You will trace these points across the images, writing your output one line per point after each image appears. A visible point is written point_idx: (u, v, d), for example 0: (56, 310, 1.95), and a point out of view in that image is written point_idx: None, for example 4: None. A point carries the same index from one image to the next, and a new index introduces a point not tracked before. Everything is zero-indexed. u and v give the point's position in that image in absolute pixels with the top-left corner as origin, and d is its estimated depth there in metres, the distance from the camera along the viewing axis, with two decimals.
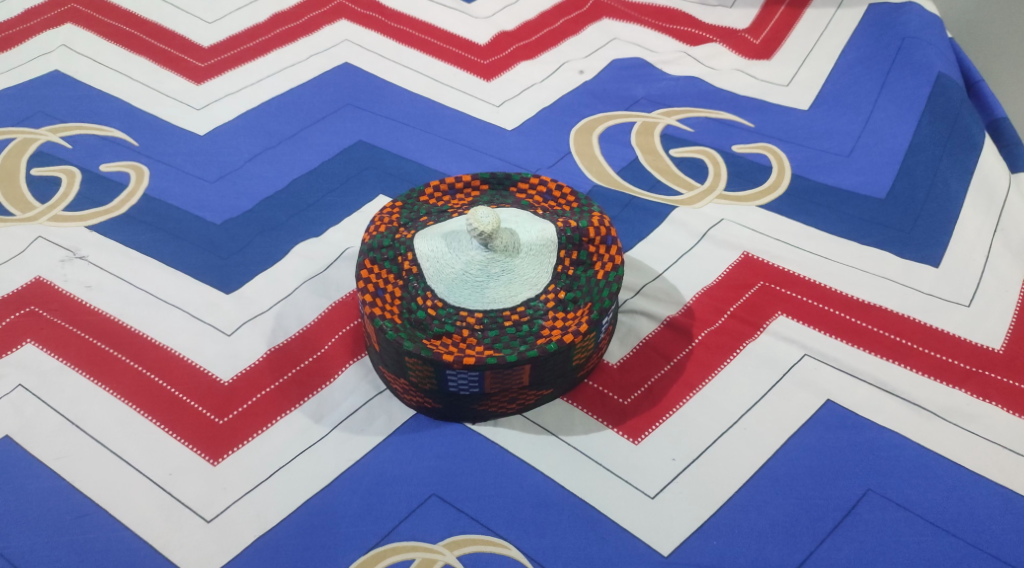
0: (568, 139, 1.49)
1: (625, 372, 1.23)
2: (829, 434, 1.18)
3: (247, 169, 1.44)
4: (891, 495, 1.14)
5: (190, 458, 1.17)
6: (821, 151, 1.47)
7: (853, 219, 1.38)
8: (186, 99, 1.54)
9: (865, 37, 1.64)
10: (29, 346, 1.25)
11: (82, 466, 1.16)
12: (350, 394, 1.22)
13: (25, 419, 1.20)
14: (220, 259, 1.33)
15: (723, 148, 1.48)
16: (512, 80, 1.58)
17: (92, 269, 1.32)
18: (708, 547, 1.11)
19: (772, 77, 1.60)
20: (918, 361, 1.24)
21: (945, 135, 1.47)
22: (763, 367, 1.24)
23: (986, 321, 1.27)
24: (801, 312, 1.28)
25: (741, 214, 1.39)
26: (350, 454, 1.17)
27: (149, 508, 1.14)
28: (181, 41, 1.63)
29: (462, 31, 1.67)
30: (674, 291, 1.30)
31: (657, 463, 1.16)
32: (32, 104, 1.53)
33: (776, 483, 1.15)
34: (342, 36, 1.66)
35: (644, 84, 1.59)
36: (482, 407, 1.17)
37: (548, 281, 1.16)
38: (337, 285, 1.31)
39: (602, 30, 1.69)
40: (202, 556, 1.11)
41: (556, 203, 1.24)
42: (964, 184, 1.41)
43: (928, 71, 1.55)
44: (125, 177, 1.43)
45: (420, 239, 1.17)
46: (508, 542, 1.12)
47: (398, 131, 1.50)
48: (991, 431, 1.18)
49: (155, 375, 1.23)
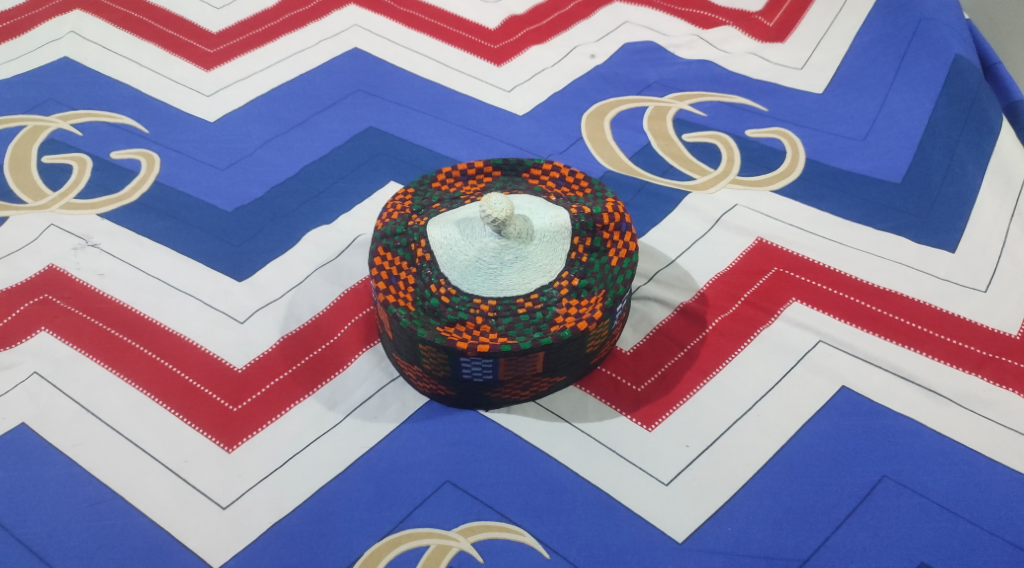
0: (580, 124, 1.48)
1: (639, 359, 1.23)
2: (844, 420, 1.18)
3: (258, 155, 1.44)
4: (907, 482, 1.14)
5: (205, 446, 1.17)
6: (835, 135, 1.46)
7: (869, 203, 1.37)
8: (196, 85, 1.54)
9: (881, 18, 1.62)
10: (43, 334, 1.25)
11: (98, 453, 1.17)
12: (364, 381, 1.22)
13: (41, 406, 1.20)
14: (232, 246, 1.33)
15: (738, 132, 1.47)
16: (523, 65, 1.58)
17: (104, 257, 1.32)
18: (723, 533, 1.11)
19: (786, 60, 1.59)
20: (933, 346, 1.23)
21: (962, 118, 1.46)
22: (777, 353, 1.23)
23: (1003, 305, 1.26)
24: (816, 298, 1.28)
25: (755, 200, 1.38)
26: (363, 441, 1.17)
27: (164, 496, 1.14)
28: (190, 27, 1.62)
29: (473, 16, 1.66)
30: (687, 277, 1.30)
31: (671, 450, 1.16)
32: (41, 92, 1.52)
33: (791, 469, 1.15)
34: (352, 21, 1.65)
35: (656, 68, 1.57)
36: (495, 394, 1.17)
37: (562, 268, 1.16)
38: (349, 272, 1.30)
39: (613, 14, 1.67)
40: (217, 543, 1.11)
41: (570, 188, 1.24)
42: (980, 168, 1.40)
43: (944, 53, 1.53)
44: (137, 164, 1.42)
45: (433, 225, 1.17)
46: (522, 528, 1.12)
47: (409, 117, 1.49)
48: (1008, 417, 1.18)
49: (170, 363, 1.23)
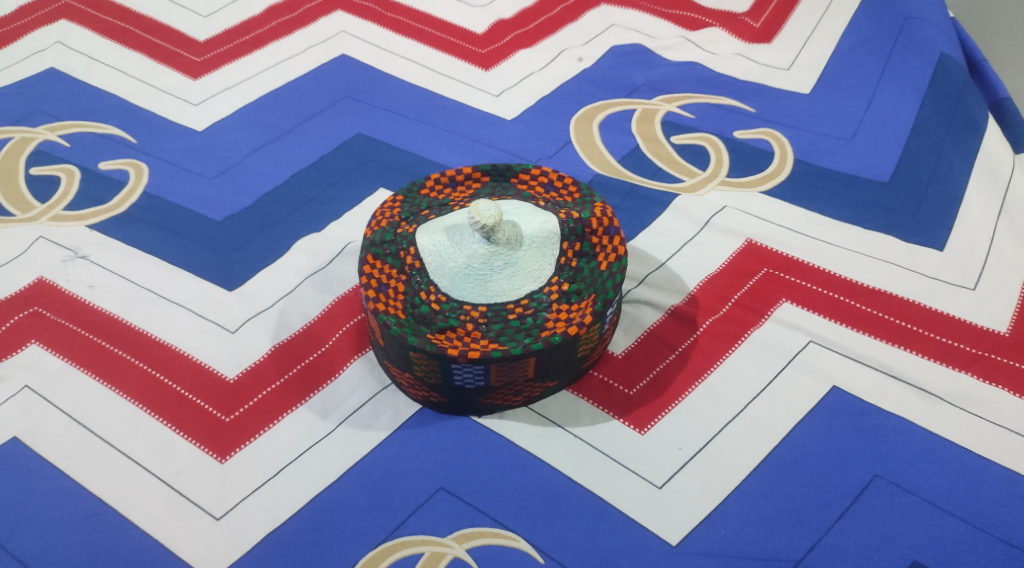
0: (569, 128, 1.48)
1: (630, 363, 1.23)
2: (836, 420, 1.18)
3: (247, 164, 1.44)
4: (899, 481, 1.14)
5: (198, 457, 1.17)
6: (823, 135, 1.46)
7: (857, 203, 1.38)
8: (183, 94, 1.53)
9: (867, 17, 1.62)
10: (34, 347, 1.25)
11: (91, 466, 1.16)
12: (356, 389, 1.22)
13: (33, 420, 1.20)
14: (222, 256, 1.33)
15: (726, 134, 1.47)
16: (511, 69, 1.58)
17: (94, 268, 1.32)
18: (716, 535, 1.11)
19: (773, 60, 1.59)
20: (923, 344, 1.23)
21: (948, 116, 1.46)
22: (768, 354, 1.23)
23: (992, 303, 1.27)
24: (806, 298, 1.28)
25: (744, 201, 1.38)
26: (356, 449, 1.17)
27: (158, 507, 1.14)
28: (177, 35, 1.62)
29: (460, 20, 1.65)
30: (677, 280, 1.30)
31: (664, 453, 1.16)
32: (29, 103, 1.52)
33: (784, 470, 1.15)
34: (339, 27, 1.65)
35: (644, 71, 1.58)
36: (487, 400, 1.17)
37: (552, 273, 1.16)
38: (340, 280, 1.30)
39: (600, 17, 1.68)
40: (212, 554, 1.11)
41: (558, 193, 1.24)
42: (967, 165, 1.41)
43: (931, 51, 1.53)
44: (125, 175, 1.42)
45: (422, 232, 1.16)
46: (517, 534, 1.12)
47: (398, 123, 1.49)
48: (998, 414, 1.18)
49: (161, 374, 1.23)
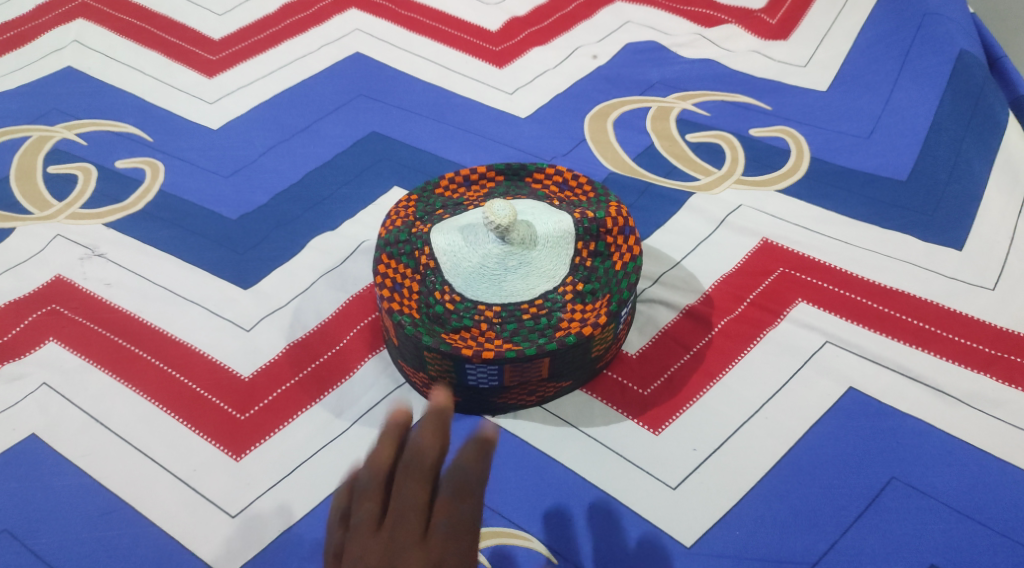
0: (584, 126, 1.48)
1: (645, 362, 1.23)
2: (852, 421, 1.18)
3: (261, 162, 1.44)
4: (916, 483, 1.13)
5: (213, 454, 1.17)
6: (839, 133, 1.45)
7: (874, 202, 1.37)
8: (198, 92, 1.54)
9: (885, 13, 1.61)
10: (51, 344, 1.26)
11: (108, 463, 1.17)
12: (370, 388, 1.22)
13: (50, 417, 1.20)
14: (236, 254, 1.33)
15: (741, 132, 1.46)
16: (525, 67, 1.57)
17: (110, 266, 1.32)
18: (732, 537, 1.11)
19: (789, 58, 1.58)
20: (941, 345, 1.23)
21: (967, 114, 1.45)
22: (784, 354, 1.23)
23: (1011, 303, 1.26)
24: (822, 298, 1.27)
25: (760, 199, 1.38)
26: (370, 448, 1.18)
27: (174, 505, 1.14)
28: (192, 34, 1.63)
29: (474, 18, 1.65)
30: (692, 279, 1.30)
31: (679, 454, 1.16)
32: (46, 102, 1.53)
33: (800, 472, 1.14)
34: (353, 25, 1.65)
35: (658, 68, 1.57)
36: (501, 400, 1.17)
37: (566, 273, 1.16)
38: (354, 279, 1.31)
39: (615, 14, 1.67)
40: (227, 551, 1.11)
41: (573, 193, 1.23)
42: (986, 164, 1.39)
43: (949, 48, 1.52)
44: (141, 173, 1.43)
45: (436, 232, 1.17)
46: (531, 534, 1.12)
47: (412, 122, 1.49)
48: (1017, 416, 1.17)
49: (177, 372, 1.23)
